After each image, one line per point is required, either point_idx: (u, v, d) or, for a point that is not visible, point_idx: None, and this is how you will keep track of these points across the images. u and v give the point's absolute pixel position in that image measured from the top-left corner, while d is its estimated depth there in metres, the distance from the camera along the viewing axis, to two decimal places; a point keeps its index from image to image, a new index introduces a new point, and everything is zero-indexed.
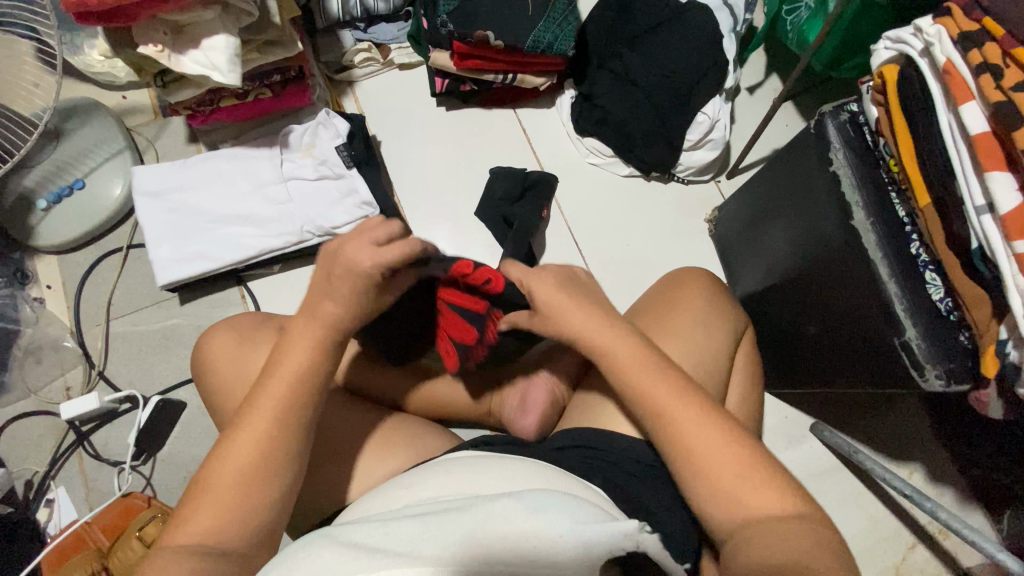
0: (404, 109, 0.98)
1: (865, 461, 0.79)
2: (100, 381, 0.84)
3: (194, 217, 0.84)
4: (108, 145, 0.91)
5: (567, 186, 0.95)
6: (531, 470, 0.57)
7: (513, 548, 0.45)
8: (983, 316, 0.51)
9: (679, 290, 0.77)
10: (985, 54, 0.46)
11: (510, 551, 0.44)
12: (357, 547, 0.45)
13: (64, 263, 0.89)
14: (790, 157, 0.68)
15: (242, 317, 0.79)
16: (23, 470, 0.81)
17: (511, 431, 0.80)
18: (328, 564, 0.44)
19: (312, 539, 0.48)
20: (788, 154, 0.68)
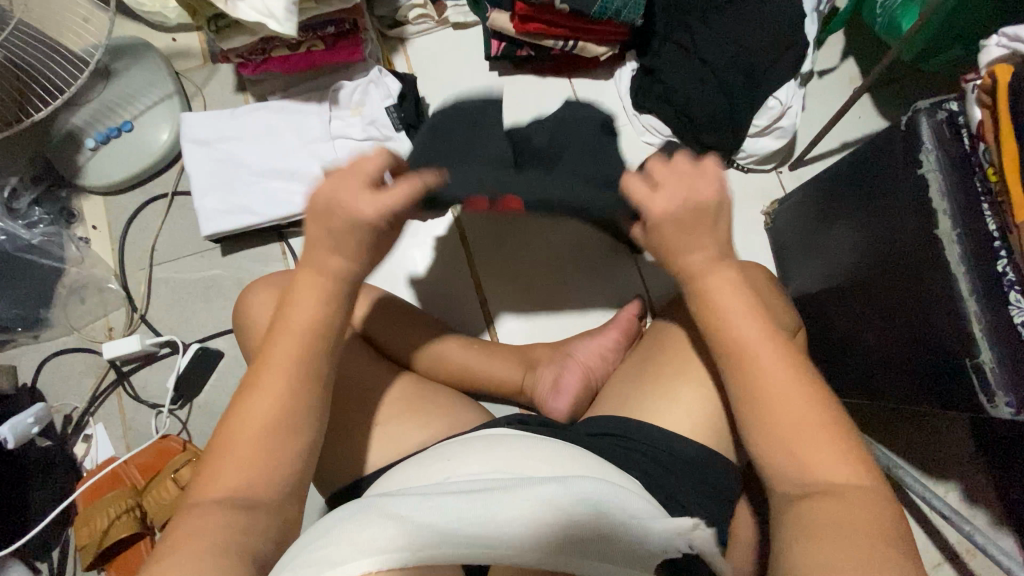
0: (456, 71, 0.95)
1: (903, 475, 0.76)
2: (141, 325, 0.86)
3: (240, 168, 0.83)
4: (157, 88, 0.90)
5: None
6: (567, 456, 0.57)
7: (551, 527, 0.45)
8: None
9: None
10: None
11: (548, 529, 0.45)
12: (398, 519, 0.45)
13: (110, 204, 0.90)
14: (871, 155, 0.63)
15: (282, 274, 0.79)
16: (65, 404, 0.83)
17: (542, 411, 0.79)
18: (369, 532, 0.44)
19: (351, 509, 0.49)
20: (869, 151, 0.64)
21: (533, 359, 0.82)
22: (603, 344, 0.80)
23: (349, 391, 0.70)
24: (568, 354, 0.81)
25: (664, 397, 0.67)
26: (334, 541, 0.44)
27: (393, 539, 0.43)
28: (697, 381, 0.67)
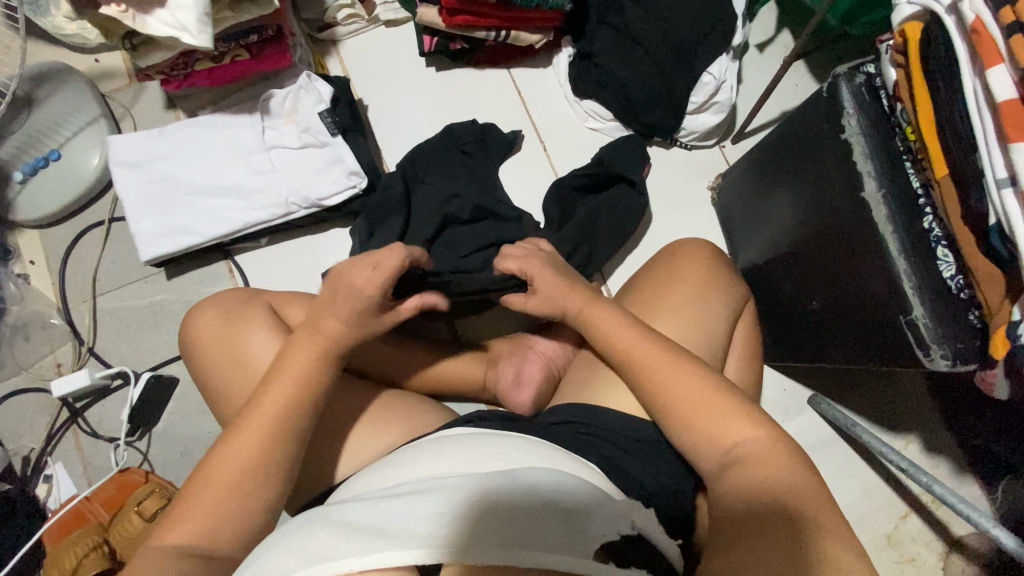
0: (392, 70, 0.93)
1: (862, 434, 0.78)
2: (91, 358, 0.84)
3: (175, 188, 0.81)
4: (82, 113, 0.87)
5: (564, 153, 0.91)
6: (524, 447, 0.57)
7: (512, 527, 0.46)
8: (996, 296, 0.48)
9: (679, 260, 0.74)
10: (1018, 10, 0.42)
11: (508, 530, 0.46)
12: (347, 529, 0.46)
13: (46, 237, 0.87)
14: (799, 123, 0.63)
15: (229, 292, 0.77)
16: (19, 446, 0.81)
17: (506, 406, 0.79)
18: (317, 546, 0.46)
19: (308, 517, 0.50)
20: (797, 119, 0.64)
21: (494, 354, 0.82)
22: (562, 333, 0.80)
23: None
24: (528, 347, 0.80)
25: (620, 381, 0.68)
26: (285, 553, 0.46)
27: (339, 551, 0.44)
28: None
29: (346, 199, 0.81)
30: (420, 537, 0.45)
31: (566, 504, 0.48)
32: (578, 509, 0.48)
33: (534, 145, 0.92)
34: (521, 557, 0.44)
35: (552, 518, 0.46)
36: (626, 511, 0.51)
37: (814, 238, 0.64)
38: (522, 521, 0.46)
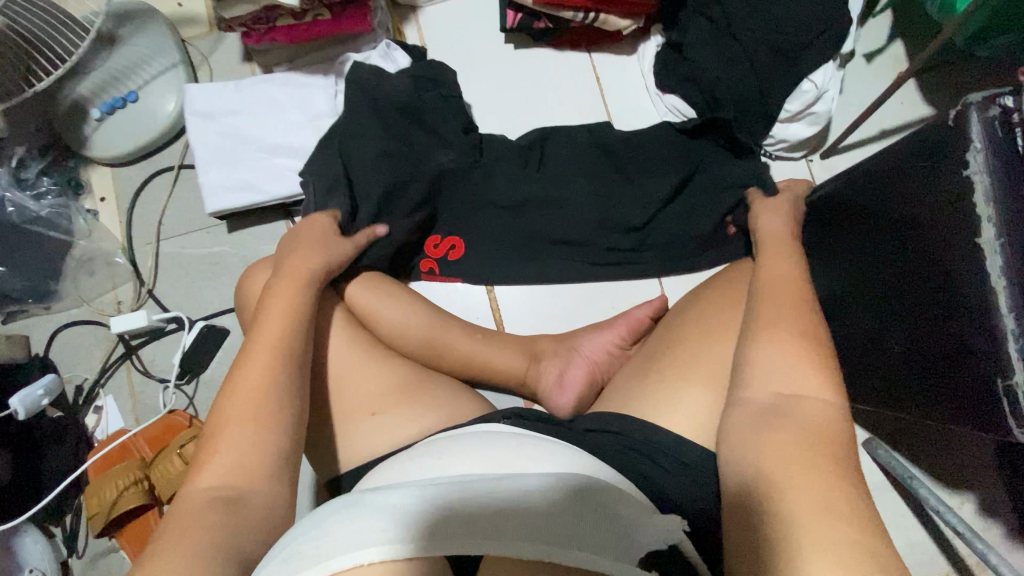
0: (470, 43, 0.90)
1: (919, 487, 0.73)
2: (148, 300, 0.86)
3: (244, 144, 0.80)
4: (161, 57, 0.87)
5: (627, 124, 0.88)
6: (552, 450, 0.55)
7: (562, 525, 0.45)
8: None
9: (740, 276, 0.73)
10: None
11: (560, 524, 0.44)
12: (381, 511, 0.46)
13: (117, 176, 0.89)
14: (915, 155, 0.58)
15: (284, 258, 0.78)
16: (75, 375, 0.85)
17: (545, 405, 0.78)
18: (365, 528, 0.45)
19: (335, 505, 0.49)
20: (906, 151, 0.59)
21: (537, 351, 0.80)
22: (610, 339, 0.78)
23: (345, 380, 0.68)
24: (573, 349, 0.79)
25: (670, 399, 0.64)
26: (335, 533, 0.45)
27: (393, 535, 0.44)
28: (707, 384, 0.64)
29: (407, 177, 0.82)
30: (471, 528, 0.44)
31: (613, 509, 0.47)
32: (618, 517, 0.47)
33: None
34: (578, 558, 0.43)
35: (578, 523, 0.44)
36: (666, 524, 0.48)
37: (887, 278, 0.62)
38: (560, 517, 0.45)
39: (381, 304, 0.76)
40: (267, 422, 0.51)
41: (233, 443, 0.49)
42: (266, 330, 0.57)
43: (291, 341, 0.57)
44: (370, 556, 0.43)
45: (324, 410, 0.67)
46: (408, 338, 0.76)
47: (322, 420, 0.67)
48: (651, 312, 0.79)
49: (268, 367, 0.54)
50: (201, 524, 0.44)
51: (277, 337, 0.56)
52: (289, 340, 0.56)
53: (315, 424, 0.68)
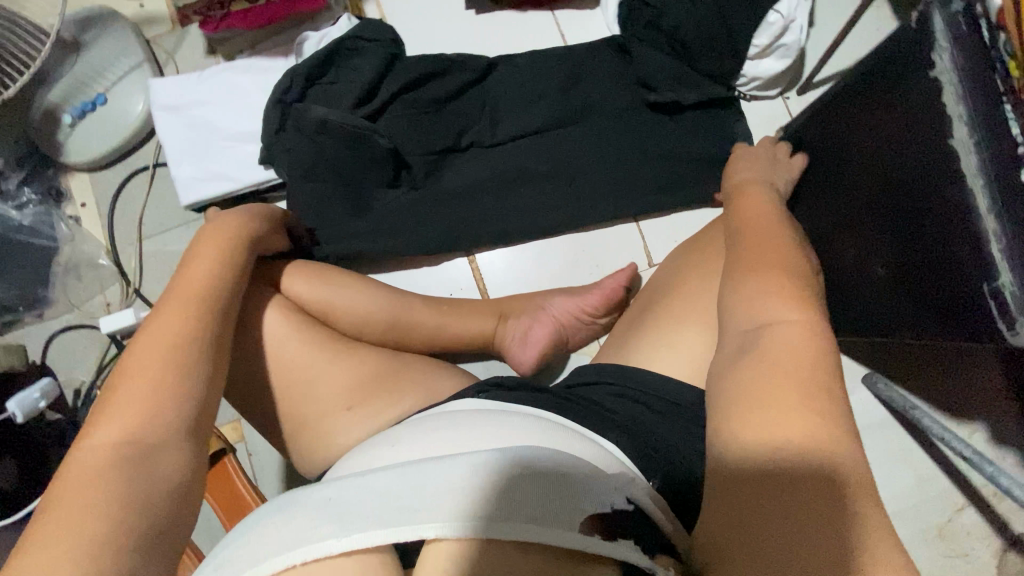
0: (431, 11, 0.87)
1: (920, 417, 0.71)
2: (137, 299, 0.86)
3: (211, 133, 0.80)
4: (127, 58, 0.87)
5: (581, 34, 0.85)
6: (513, 422, 0.51)
7: (500, 504, 0.40)
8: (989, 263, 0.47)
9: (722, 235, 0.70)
10: None
11: (495, 507, 0.40)
12: (324, 506, 0.43)
13: (95, 179, 0.89)
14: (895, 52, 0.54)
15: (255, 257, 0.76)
16: (73, 378, 0.86)
17: (512, 363, 0.80)
18: (291, 532, 0.42)
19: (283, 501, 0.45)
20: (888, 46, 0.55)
21: (505, 309, 0.79)
22: (579, 297, 0.77)
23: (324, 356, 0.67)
24: (541, 307, 0.79)
25: (654, 345, 0.63)
26: (260, 534, 0.43)
27: (316, 534, 0.41)
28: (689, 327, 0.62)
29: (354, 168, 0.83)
30: (404, 515, 0.40)
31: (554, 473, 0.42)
32: (569, 476, 0.42)
33: None
34: (513, 532, 0.39)
35: (521, 481, 0.41)
36: (623, 484, 0.44)
37: (869, 203, 0.60)
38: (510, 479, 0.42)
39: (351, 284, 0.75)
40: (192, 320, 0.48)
41: (150, 346, 0.46)
42: (191, 281, 0.52)
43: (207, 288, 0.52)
44: (287, 560, 0.40)
45: (307, 386, 0.67)
46: (373, 322, 0.75)
47: (305, 397, 0.67)
48: (625, 277, 0.78)
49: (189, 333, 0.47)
50: (145, 409, 0.42)
51: (205, 288, 0.52)
52: (217, 293, 0.52)
53: (297, 406, 0.67)
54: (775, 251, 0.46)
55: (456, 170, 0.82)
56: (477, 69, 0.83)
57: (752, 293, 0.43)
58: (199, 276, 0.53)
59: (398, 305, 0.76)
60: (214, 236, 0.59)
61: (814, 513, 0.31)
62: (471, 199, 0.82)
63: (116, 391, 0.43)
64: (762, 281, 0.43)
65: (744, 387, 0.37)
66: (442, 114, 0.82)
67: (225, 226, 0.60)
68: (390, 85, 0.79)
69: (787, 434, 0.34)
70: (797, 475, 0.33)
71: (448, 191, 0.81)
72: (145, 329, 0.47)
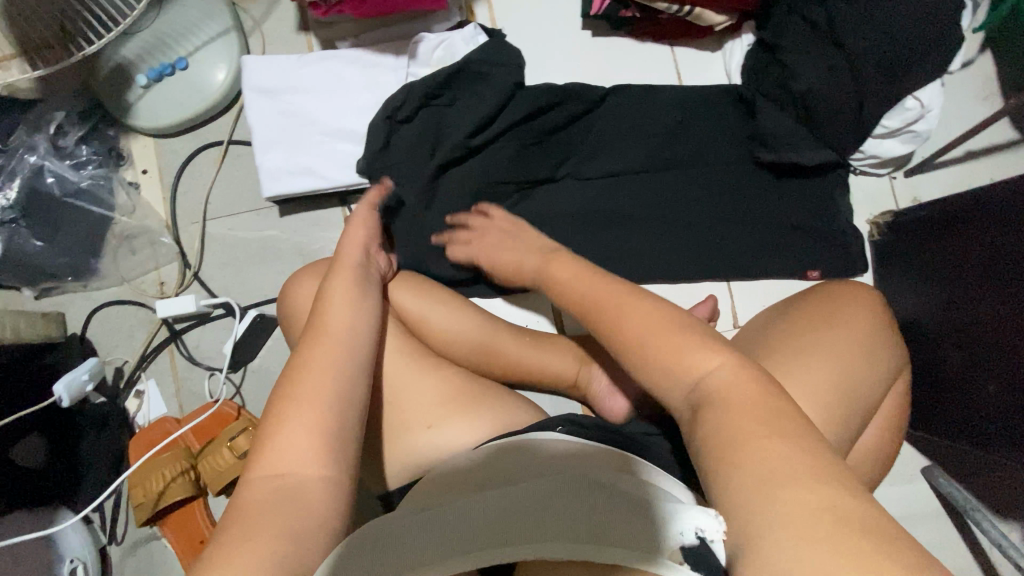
0: (547, 27, 0.83)
1: (980, 519, 0.72)
2: (194, 283, 0.81)
3: (305, 124, 0.74)
4: (213, 22, 0.81)
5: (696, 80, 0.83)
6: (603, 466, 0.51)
7: (582, 522, 0.38)
8: None
9: (811, 304, 0.70)
10: None
11: (577, 524, 0.38)
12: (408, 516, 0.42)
13: (161, 148, 0.83)
14: None
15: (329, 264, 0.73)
16: (117, 356, 0.81)
17: (596, 408, 0.75)
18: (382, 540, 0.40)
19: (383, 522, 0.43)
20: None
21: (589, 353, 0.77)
22: None
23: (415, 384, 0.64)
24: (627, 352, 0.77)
25: None
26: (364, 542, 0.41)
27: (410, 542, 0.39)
28: None
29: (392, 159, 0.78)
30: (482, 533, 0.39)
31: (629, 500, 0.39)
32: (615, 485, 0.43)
33: None
34: (595, 553, 0.36)
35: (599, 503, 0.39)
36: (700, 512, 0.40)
37: (991, 322, 0.61)
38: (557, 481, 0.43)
39: (433, 311, 0.72)
40: (334, 361, 0.51)
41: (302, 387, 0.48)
42: (335, 319, 0.54)
43: (350, 329, 0.54)
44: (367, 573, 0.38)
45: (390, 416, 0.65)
46: (459, 344, 0.73)
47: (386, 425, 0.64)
48: (706, 313, 0.77)
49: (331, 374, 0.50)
50: (300, 455, 0.45)
51: (339, 334, 0.53)
52: (352, 333, 0.54)
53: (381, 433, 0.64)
54: (655, 323, 0.43)
55: (556, 204, 0.80)
56: (590, 101, 0.79)
57: (672, 344, 0.41)
58: (342, 319, 0.54)
59: (485, 330, 0.73)
60: (346, 263, 0.61)
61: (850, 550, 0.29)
62: (565, 234, 0.79)
63: (280, 423, 0.46)
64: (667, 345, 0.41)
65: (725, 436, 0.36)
66: (551, 145, 0.80)
67: (349, 255, 0.61)
68: (505, 118, 0.76)
69: (789, 472, 0.33)
70: (794, 495, 0.32)
71: (550, 227, 0.79)
72: (294, 371, 0.50)
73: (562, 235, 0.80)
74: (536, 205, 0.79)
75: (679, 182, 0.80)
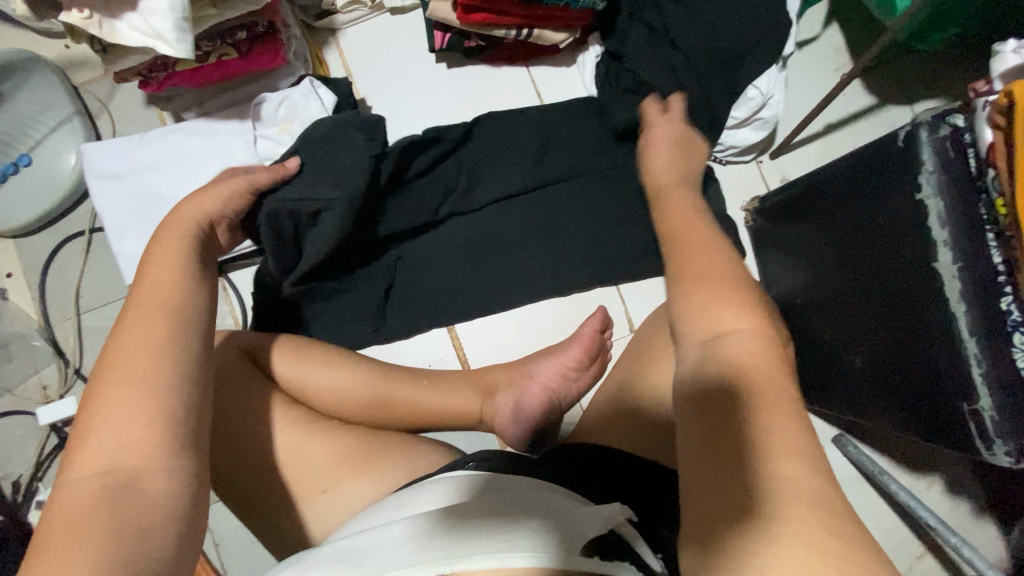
0: (400, 66, 0.83)
1: (888, 482, 0.75)
2: (78, 382, 0.78)
3: (157, 204, 0.73)
4: (55, 109, 0.79)
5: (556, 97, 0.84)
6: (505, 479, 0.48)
7: (459, 539, 0.40)
8: (956, 384, 0.50)
9: None
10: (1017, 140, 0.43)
11: (453, 540, 0.40)
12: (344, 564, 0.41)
13: (22, 248, 0.80)
14: (877, 162, 0.54)
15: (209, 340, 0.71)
16: (8, 471, 0.77)
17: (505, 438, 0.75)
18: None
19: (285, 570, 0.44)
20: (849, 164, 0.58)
21: (490, 384, 0.76)
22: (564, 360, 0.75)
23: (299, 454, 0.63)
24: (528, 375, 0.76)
25: None
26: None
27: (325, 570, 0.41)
28: None
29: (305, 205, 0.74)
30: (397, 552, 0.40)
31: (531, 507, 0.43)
32: (554, 507, 0.43)
33: None
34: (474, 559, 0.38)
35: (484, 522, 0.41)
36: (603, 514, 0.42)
37: (844, 298, 0.62)
38: (476, 517, 0.42)
39: (318, 372, 0.71)
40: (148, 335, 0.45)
41: (121, 353, 0.43)
42: (151, 282, 0.48)
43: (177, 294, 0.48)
44: None
45: (279, 495, 0.62)
46: (351, 400, 0.71)
47: (276, 502, 0.62)
48: (597, 326, 0.78)
49: (152, 337, 0.44)
50: (122, 411, 0.41)
51: (163, 294, 0.47)
52: (173, 298, 0.47)
53: (272, 512, 0.62)
54: (714, 254, 0.42)
55: (433, 246, 0.79)
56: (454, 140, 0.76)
57: (713, 275, 0.40)
58: (161, 288, 0.48)
59: (377, 381, 0.72)
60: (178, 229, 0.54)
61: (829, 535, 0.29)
62: (445, 273, 0.79)
63: (96, 417, 0.41)
64: (739, 295, 0.39)
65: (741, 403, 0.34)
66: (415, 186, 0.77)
67: (186, 213, 0.56)
68: None
69: (783, 461, 0.32)
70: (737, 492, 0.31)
71: (432, 269, 0.79)
72: (117, 342, 0.44)
73: (444, 273, 0.79)
74: (416, 250, 0.79)
75: (551, 199, 0.80)
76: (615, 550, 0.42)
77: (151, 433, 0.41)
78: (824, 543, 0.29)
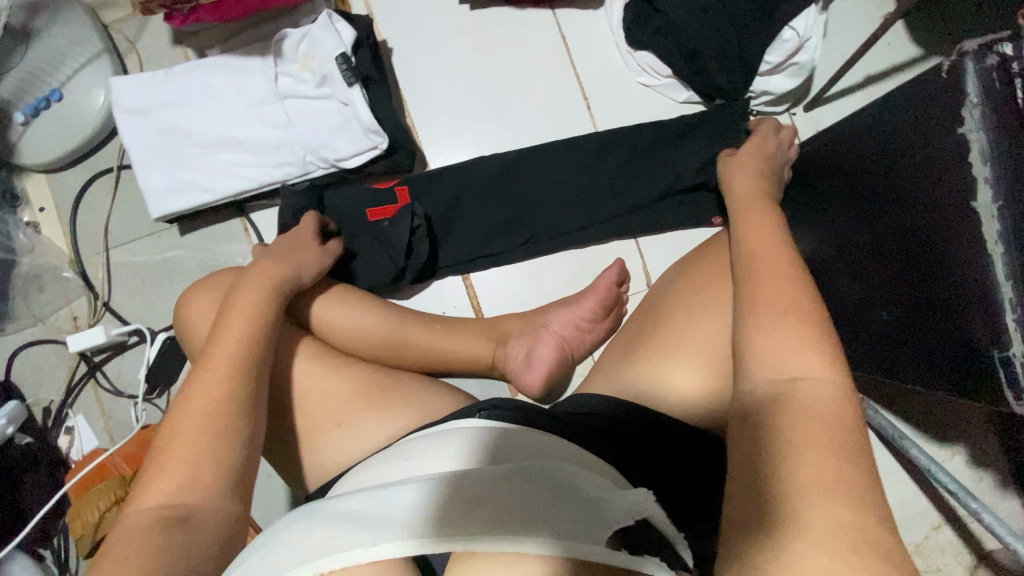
0: (422, 7, 0.82)
1: (908, 446, 0.72)
2: (106, 314, 0.81)
3: (182, 140, 0.74)
4: (82, 46, 0.79)
5: (581, 41, 0.81)
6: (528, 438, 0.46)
7: (485, 517, 0.36)
8: (986, 330, 0.47)
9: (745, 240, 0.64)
10: None
11: (480, 521, 0.36)
12: (345, 517, 0.39)
13: (55, 183, 0.82)
14: (922, 99, 0.52)
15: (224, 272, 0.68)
16: (40, 397, 0.81)
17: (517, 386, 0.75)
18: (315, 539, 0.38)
19: (289, 519, 0.42)
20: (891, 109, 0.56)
21: (503, 332, 0.76)
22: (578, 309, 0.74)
23: (313, 387, 0.64)
24: (541, 324, 0.75)
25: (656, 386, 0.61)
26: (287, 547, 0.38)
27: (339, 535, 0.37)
28: None
29: (367, 160, 0.74)
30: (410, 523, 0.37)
31: (559, 479, 0.38)
32: (581, 490, 0.37)
33: (576, 101, 0.81)
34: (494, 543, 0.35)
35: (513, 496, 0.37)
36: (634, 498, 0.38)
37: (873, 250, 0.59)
38: (500, 488, 0.38)
39: (333, 311, 0.71)
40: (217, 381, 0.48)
41: (196, 399, 0.47)
42: (227, 339, 0.51)
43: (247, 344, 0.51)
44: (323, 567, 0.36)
45: (292, 424, 0.64)
46: (365, 340, 0.72)
47: (290, 430, 0.64)
48: (614, 277, 0.76)
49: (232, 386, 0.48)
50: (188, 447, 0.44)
51: (235, 350, 0.50)
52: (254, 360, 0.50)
53: (286, 441, 0.64)
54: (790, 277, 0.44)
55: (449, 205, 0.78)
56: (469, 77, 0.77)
57: (775, 298, 0.42)
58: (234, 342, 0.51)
59: (390, 323, 0.73)
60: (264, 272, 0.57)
61: (849, 542, 0.30)
62: (463, 222, 0.79)
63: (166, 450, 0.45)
64: (796, 329, 0.40)
65: (775, 434, 0.36)
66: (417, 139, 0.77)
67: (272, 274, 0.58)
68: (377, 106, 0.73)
69: (827, 475, 0.32)
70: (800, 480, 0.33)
71: (448, 219, 0.79)
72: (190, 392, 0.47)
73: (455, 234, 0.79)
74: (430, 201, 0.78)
75: (571, 152, 0.78)
76: (645, 539, 0.37)
77: (210, 477, 0.44)
78: (844, 528, 0.31)
